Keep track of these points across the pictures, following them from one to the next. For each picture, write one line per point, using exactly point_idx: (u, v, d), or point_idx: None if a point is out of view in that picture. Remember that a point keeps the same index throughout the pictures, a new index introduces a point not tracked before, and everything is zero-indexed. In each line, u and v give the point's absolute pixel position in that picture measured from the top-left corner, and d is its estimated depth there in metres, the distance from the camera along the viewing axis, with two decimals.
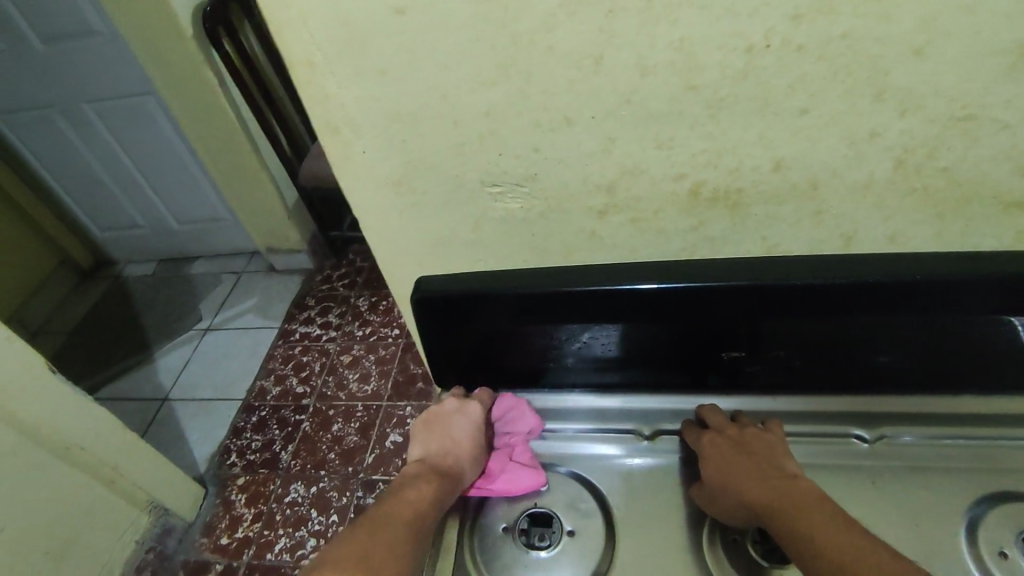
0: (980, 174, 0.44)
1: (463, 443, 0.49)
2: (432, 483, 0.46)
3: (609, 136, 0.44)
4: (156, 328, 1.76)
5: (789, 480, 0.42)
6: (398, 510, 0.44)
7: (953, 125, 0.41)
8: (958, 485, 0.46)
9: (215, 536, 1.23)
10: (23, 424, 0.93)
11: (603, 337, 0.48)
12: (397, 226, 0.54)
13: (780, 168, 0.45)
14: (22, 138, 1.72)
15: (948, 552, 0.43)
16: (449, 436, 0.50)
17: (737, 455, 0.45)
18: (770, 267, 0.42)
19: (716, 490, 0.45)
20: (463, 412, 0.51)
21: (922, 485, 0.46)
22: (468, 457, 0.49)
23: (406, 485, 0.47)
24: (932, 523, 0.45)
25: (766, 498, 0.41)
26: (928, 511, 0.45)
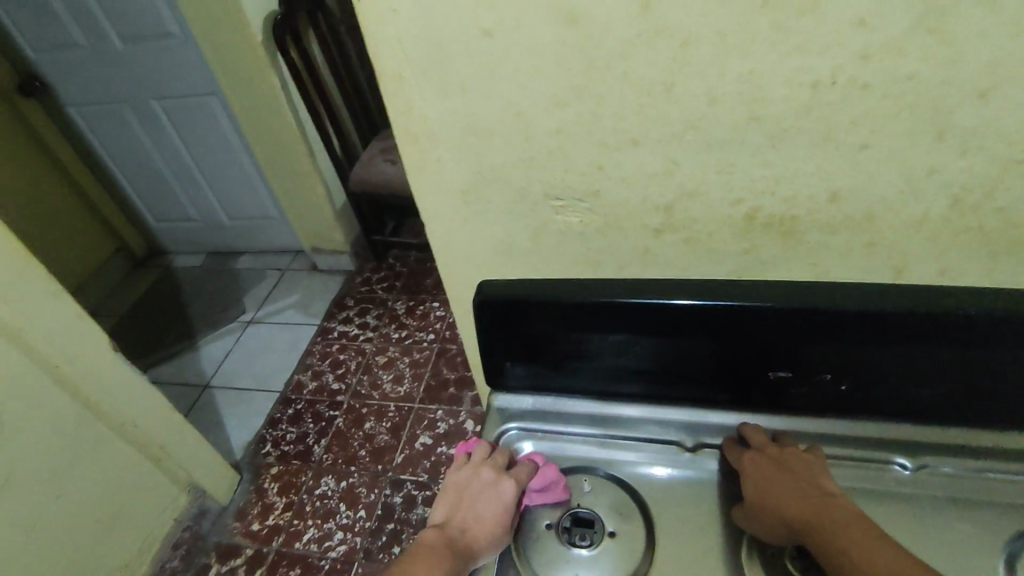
0: None
1: (486, 520, 0.47)
2: (446, 553, 0.45)
3: (672, 158, 0.47)
4: (202, 318, 1.83)
5: (829, 499, 0.43)
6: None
7: (1011, 167, 0.42)
8: (1001, 519, 0.45)
9: (247, 521, 1.27)
10: (86, 396, 0.98)
11: (653, 349, 0.50)
12: (460, 232, 0.57)
13: (836, 199, 0.47)
14: (93, 130, 1.82)
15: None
16: (474, 507, 0.48)
17: (778, 474, 0.46)
18: (823, 291, 0.44)
19: (754, 507, 0.45)
20: (494, 487, 0.49)
21: None
22: (486, 532, 0.47)
23: (423, 553, 0.46)
24: (976, 554, 0.43)
25: (806, 515, 0.42)
26: (973, 544, 0.44)
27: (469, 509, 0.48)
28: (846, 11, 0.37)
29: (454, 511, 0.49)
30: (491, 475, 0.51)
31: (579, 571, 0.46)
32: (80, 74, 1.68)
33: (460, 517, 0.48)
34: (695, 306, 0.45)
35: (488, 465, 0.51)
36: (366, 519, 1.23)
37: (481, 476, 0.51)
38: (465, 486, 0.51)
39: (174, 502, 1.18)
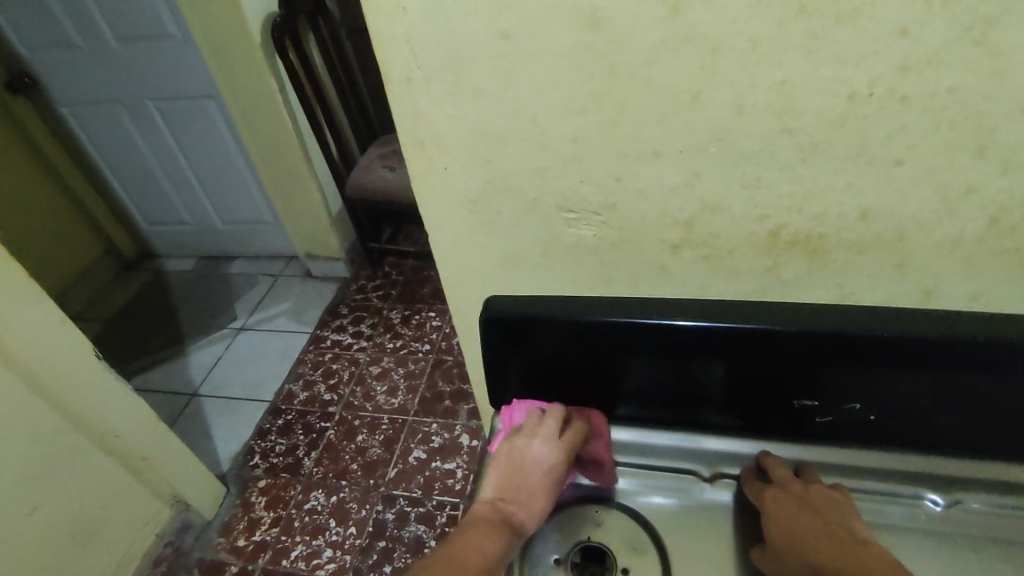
0: None
1: (542, 494, 0.46)
2: (505, 531, 0.43)
3: (694, 171, 0.44)
4: (192, 323, 1.79)
5: (862, 548, 0.39)
6: (473, 558, 0.41)
7: None
8: None
9: (232, 536, 1.23)
10: (65, 406, 0.94)
11: (670, 372, 0.46)
12: (467, 243, 0.54)
13: (866, 218, 0.44)
14: (84, 129, 1.78)
15: None
16: (529, 478, 0.46)
17: (803, 514, 0.43)
18: (854, 315, 0.41)
19: (777, 549, 0.42)
20: (551, 459, 0.47)
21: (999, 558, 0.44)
22: (541, 506, 0.46)
23: (478, 528, 0.43)
24: None
25: (836, 563, 0.39)
26: None
27: (524, 480, 0.46)
28: (889, 19, 0.35)
29: (506, 484, 0.46)
30: (547, 441, 0.48)
31: None
32: (73, 72, 1.64)
33: (515, 489, 0.46)
34: (719, 329, 0.42)
35: (544, 430, 0.49)
36: (356, 536, 1.19)
37: (535, 443, 0.48)
38: (518, 455, 0.48)
39: (156, 516, 1.14)
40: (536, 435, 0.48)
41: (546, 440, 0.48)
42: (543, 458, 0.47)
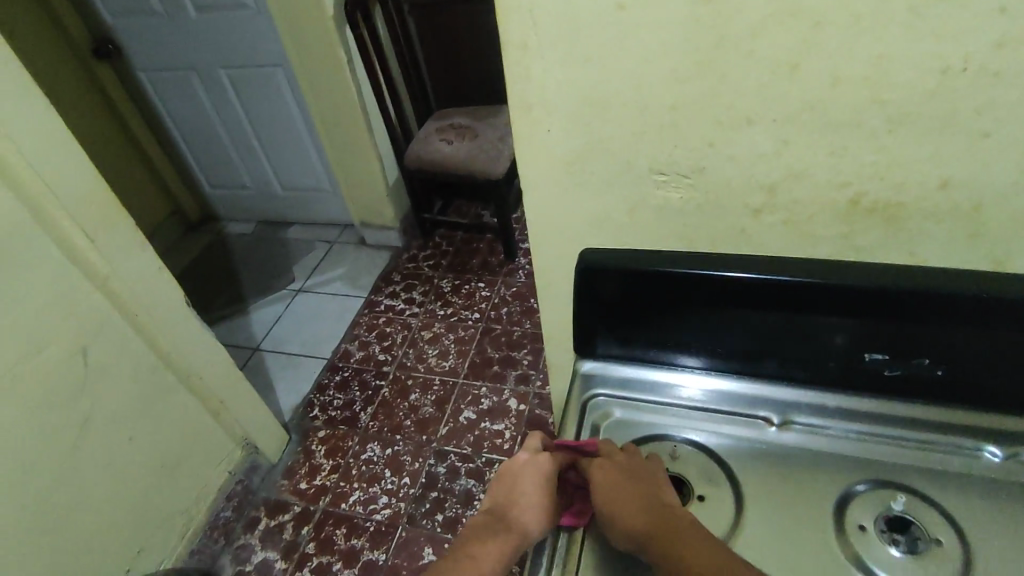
0: None
1: (534, 499, 0.50)
2: (497, 539, 0.50)
3: (784, 139, 0.48)
4: (253, 284, 1.89)
5: (672, 515, 0.45)
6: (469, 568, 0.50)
7: None
8: None
9: (295, 480, 1.32)
10: (161, 347, 1.03)
11: (748, 321, 0.50)
12: (559, 202, 0.58)
13: (945, 187, 0.47)
14: (159, 94, 1.88)
15: None
16: (521, 488, 0.51)
17: (624, 483, 0.48)
18: (930, 275, 0.44)
19: (604, 514, 0.47)
20: (534, 466, 0.52)
21: None
22: (533, 516, 0.50)
23: (479, 538, 0.51)
24: None
25: (651, 526, 0.44)
26: None
27: (516, 490, 0.52)
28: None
29: (499, 497, 0.53)
30: (530, 456, 0.53)
31: None
32: (152, 40, 1.73)
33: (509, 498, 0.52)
34: (803, 283, 0.46)
35: (526, 445, 0.54)
36: (409, 486, 1.27)
37: (521, 457, 0.54)
38: (509, 470, 0.54)
39: (229, 455, 1.23)
40: (522, 451, 0.54)
41: (529, 453, 0.53)
42: (527, 468, 0.52)
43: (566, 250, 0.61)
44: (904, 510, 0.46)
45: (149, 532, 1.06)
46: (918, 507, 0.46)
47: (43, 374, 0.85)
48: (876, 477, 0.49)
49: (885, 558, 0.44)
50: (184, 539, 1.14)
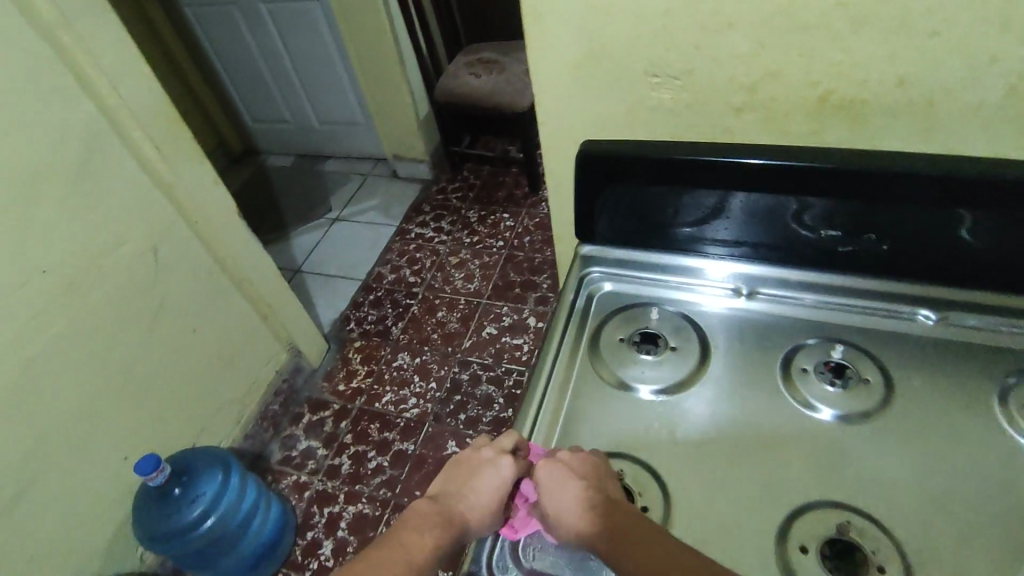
0: None
1: (484, 496, 0.49)
2: (432, 527, 0.48)
3: (761, 41, 0.55)
4: (293, 212, 2.01)
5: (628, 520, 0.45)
6: (395, 557, 0.46)
7: None
8: (993, 368, 0.53)
9: (334, 382, 1.47)
10: (218, 251, 1.16)
11: (724, 204, 0.58)
12: (566, 104, 0.66)
13: (903, 84, 0.54)
14: (205, 29, 1.98)
15: (984, 407, 0.51)
16: (473, 485, 0.50)
17: (573, 485, 0.47)
18: (883, 156, 0.50)
19: (553, 516, 0.47)
20: (495, 466, 0.51)
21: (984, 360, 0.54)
22: (483, 514, 0.48)
23: (415, 526, 0.48)
24: (973, 388, 0.52)
25: (603, 529, 0.45)
26: (971, 379, 0.53)
27: (468, 486, 0.50)
28: None
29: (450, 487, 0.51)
30: (491, 457, 0.52)
31: (646, 368, 0.58)
32: None
33: (457, 493, 0.50)
34: (771, 166, 0.53)
35: (493, 442, 0.52)
36: (436, 389, 1.40)
37: (486, 453, 0.52)
38: (468, 462, 0.52)
39: (276, 356, 1.37)
40: (485, 448, 0.53)
41: (496, 452, 0.52)
42: (490, 466, 0.51)
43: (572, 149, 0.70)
44: (842, 357, 0.56)
45: (212, 415, 1.22)
46: (853, 356, 0.56)
47: (122, 265, 0.99)
48: (825, 335, 0.58)
49: (820, 391, 0.54)
50: (240, 424, 1.30)
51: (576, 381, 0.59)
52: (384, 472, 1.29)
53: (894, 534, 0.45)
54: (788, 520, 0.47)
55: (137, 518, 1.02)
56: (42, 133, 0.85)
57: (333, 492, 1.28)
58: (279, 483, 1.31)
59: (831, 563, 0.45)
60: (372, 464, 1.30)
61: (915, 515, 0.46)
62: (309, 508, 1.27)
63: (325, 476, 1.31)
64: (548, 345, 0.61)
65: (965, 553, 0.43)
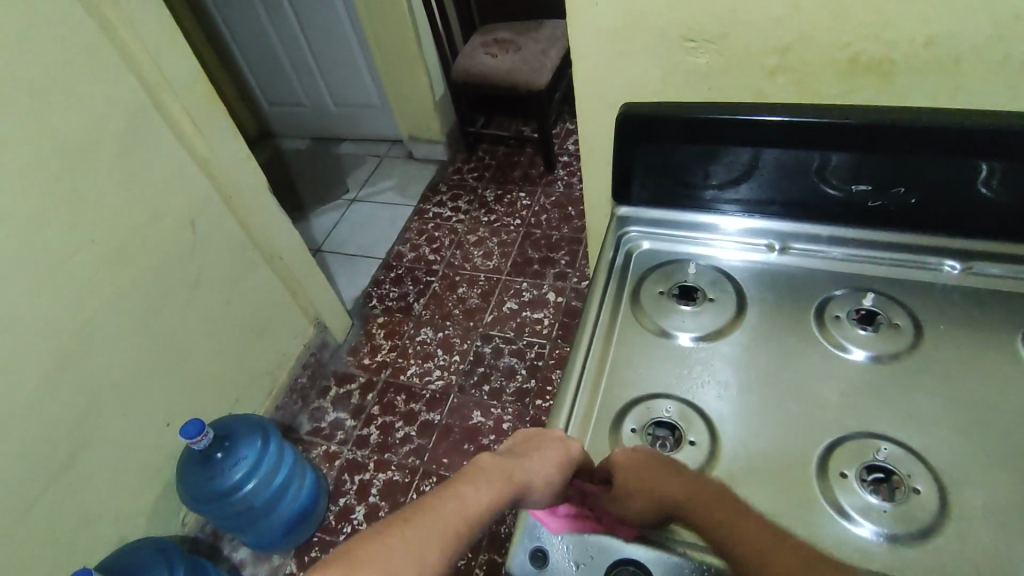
0: None
1: (548, 468, 0.47)
2: (490, 483, 0.45)
3: (795, 3, 0.54)
4: (311, 194, 2.06)
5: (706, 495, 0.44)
6: (451, 506, 0.42)
7: None
8: (1014, 317, 0.56)
9: (359, 356, 1.53)
10: (248, 226, 1.22)
11: (756, 162, 0.61)
12: (596, 75, 0.66)
13: (930, 44, 0.53)
14: (224, 15, 2.06)
15: (1008, 357, 0.54)
16: (535, 458, 0.48)
17: (651, 461, 0.47)
18: (911, 111, 0.53)
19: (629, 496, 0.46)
20: (562, 445, 0.50)
21: (1006, 312, 0.57)
22: (546, 483, 0.47)
23: (476, 479, 0.45)
24: (997, 340, 0.55)
25: (690, 498, 0.45)
26: (993, 332, 0.56)
27: (528, 456, 0.48)
28: None
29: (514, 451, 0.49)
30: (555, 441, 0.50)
31: (685, 318, 0.61)
32: None
33: (516, 460, 0.47)
34: (803, 123, 0.56)
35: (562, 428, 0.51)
36: (459, 362, 1.46)
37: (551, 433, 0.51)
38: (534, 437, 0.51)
39: (304, 331, 1.42)
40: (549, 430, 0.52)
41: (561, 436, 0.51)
42: (556, 443, 0.50)
43: (602, 119, 0.70)
44: (873, 305, 0.59)
45: (247, 383, 1.29)
46: (884, 303, 0.59)
47: (161, 237, 1.05)
48: (855, 285, 0.62)
49: (853, 334, 0.57)
50: (271, 395, 1.36)
51: (618, 331, 0.62)
52: (412, 441, 1.34)
53: (928, 459, 0.48)
54: (826, 453, 0.50)
55: (183, 479, 1.08)
56: (93, 109, 0.92)
57: (363, 460, 1.33)
58: (310, 452, 1.36)
59: (869, 484, 0.48)
60: (400, 433, 1.36)
61: (944, 445, 0.49)
62: (339, 475, 1.32)
63: (354, 445, 1.36)
64: (590, 300, 0.64)
65: (991, 480, 0.47)
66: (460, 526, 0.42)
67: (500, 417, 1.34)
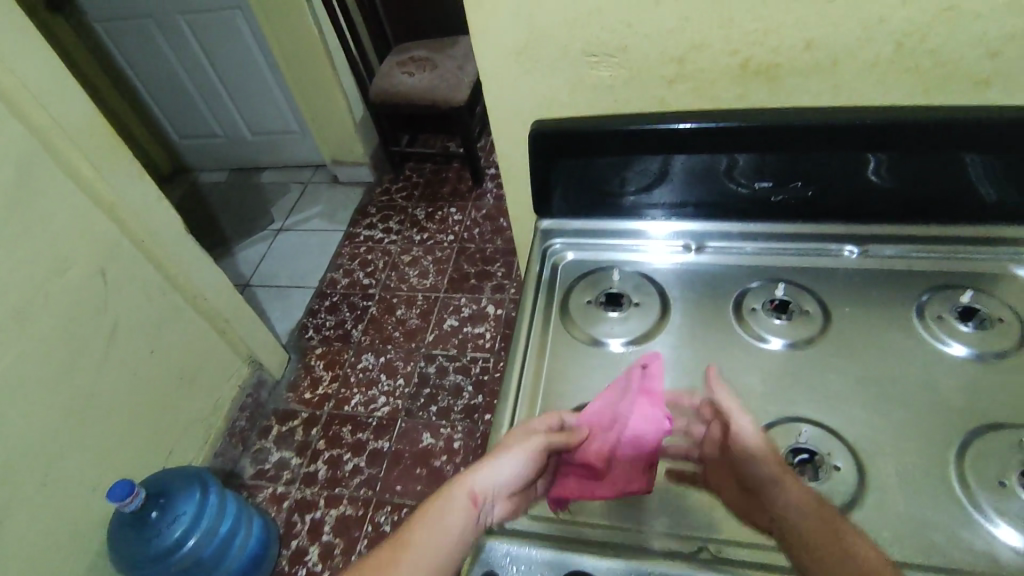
0: (960, 56, 0.54)
1: (496, 472, 0.48)
2: (476, 492, 0.47)
3: (685, 16, 0.56)
4: (234, 227, 2.00)
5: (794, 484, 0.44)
6: (447, 516, 0.45)
7: (940, 14, 0.51)
8: (909, 295, 0.61)
9: (299, 392, 1.48)
10: (165, 268, 1.16)
11: (666, 168, 0.63)
12: (506, 93, 0.66)
13: (810, 48, 0.56)
14: (121, 48, 1.98)
15: (906, 334, 0.58)
16: (511, 452, 0.49)
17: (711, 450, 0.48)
18: (797, 112, 0.57)
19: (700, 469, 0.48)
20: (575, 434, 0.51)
21: (901, 292, 0.61)
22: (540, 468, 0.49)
23: (467, 482, 0.47)
24: (895, 319, 0.59)
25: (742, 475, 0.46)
26: (892, 312, 0.60)
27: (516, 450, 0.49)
28: None
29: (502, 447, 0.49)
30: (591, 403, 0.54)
31: (613, 325, 0.63)
32: None
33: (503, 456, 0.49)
34: (703, 128, 0.58)
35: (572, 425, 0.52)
36: (404, 385, 1.44)
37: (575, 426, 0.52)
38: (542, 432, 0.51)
39: (237, 371, 1.37)
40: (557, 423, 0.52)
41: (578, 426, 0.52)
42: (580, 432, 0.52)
43: (516, 136, 0.70)
44: (785, 294, 0.62)
45: (180, 433, 1.23)
46: (794, 292, 0.62)
47: (69, 290, 0.99)
48: (768, 277, 0.65)
49: (768, 325, 0.60)
50: (208, 442, 1.30)
51: (550, 343, 0.63)
52: (362, 472, 1.31)
53: (844, 437, 0.51)
54: None
55: (115, 545, 1.01)
56: None
57: (313, 498, 1.29)
58: (255, 497, 1.31)
59: (795, 468, 0.50)
60: (349, 465, 1.32)
61: (859, 422, 0.52)
62: (289, 517, 1.27)
63: (302, 484, 1.32)
64: (521, 315, 0.65)
65: (902, 449, 0.50)
66: (455, 530, 0.45)
67: (450, 437, 1.33)
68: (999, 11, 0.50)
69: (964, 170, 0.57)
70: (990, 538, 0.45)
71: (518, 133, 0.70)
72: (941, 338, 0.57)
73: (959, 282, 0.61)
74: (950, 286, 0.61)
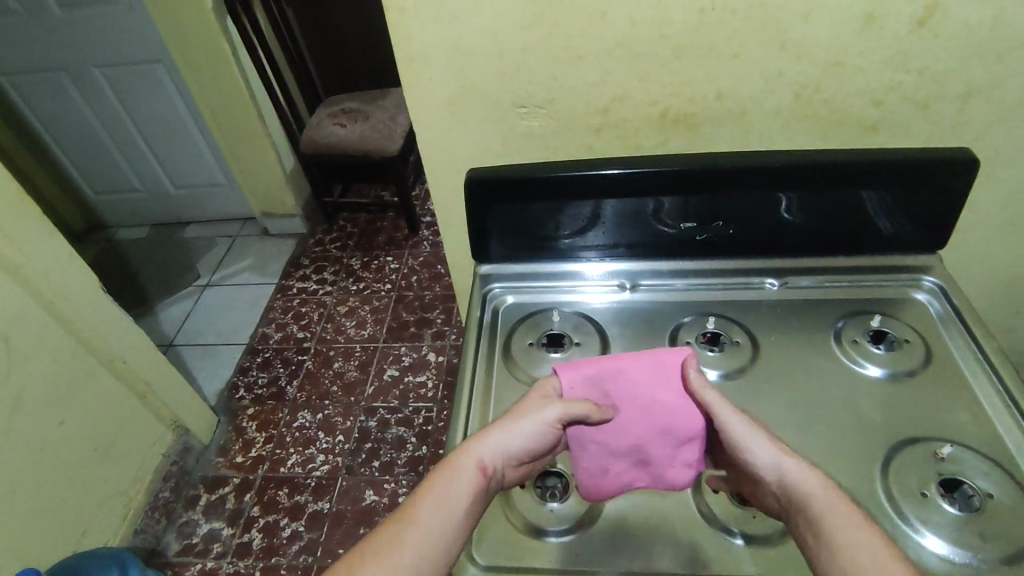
0: (850, 105, 0.60)
1: (503, 437, 0.47)
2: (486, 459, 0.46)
3: (606, 70, 0.59)
4: (155, 284, 1.90)
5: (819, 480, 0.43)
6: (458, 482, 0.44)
7: (829, 69, 0.57)
8: (827, 323, 0.65)
9: (230, 456, 1.39)
10: (80, 332, 1.08)
11: (596, 211, 0.66)
12: (440, 143, 0.68)
13: (721, 98, 0.60)
14: (30, 101, 1.88)
15: (828, 359, 0.62)
16: (520, 418, 0.48)
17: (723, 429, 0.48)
18: (712, 157, 0.61)
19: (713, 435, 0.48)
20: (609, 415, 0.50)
21: (819, 319, 0.66)
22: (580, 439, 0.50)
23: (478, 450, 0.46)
24: (816, 346, 0.63)
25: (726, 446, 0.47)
26: (812, 339, 0.64)
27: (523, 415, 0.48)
28: None
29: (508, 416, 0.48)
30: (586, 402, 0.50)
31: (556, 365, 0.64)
32: (15, 43, 1.75)
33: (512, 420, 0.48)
34: (629, 173, 0.62)
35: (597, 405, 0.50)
36: (344, 441, 1.38)
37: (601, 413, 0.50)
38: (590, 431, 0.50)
39: (160, 438, 1.28)
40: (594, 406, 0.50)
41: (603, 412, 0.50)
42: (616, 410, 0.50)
43: (451, 183, 0.72)
44: (715, 327, 0.65)
45: (94, 512, 1.12)
46: (724, 325, 0.66)
47: None
48: (698, 312, 0.68)
49: (702, 357, 0.63)
50: (126, 520, 1.20)
51: (495, 387, 0.63)
52: (301, 538, 1.23)
53: None
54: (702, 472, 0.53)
55: None
56: None
57: (247, 571, 1.20)
58: None
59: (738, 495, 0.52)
60: (286, 532, 1.24)
61: (794, 445, 0.55)
62: None
63: (235, 557, 1.22)
64: (463, 360, 0.65)
65: (833, 469, 0.53)
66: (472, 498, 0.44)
67: (394, 492, 1.28)
68: (877, 66, 0.57)
69: (862, 206, 0.63)
70: (919, 547, 0.47)
71: (452, 181, 0.71)
72: (857, 361, 0.61)
73: (868, 308, 0.66)
74: (860, 313, 0.65)
